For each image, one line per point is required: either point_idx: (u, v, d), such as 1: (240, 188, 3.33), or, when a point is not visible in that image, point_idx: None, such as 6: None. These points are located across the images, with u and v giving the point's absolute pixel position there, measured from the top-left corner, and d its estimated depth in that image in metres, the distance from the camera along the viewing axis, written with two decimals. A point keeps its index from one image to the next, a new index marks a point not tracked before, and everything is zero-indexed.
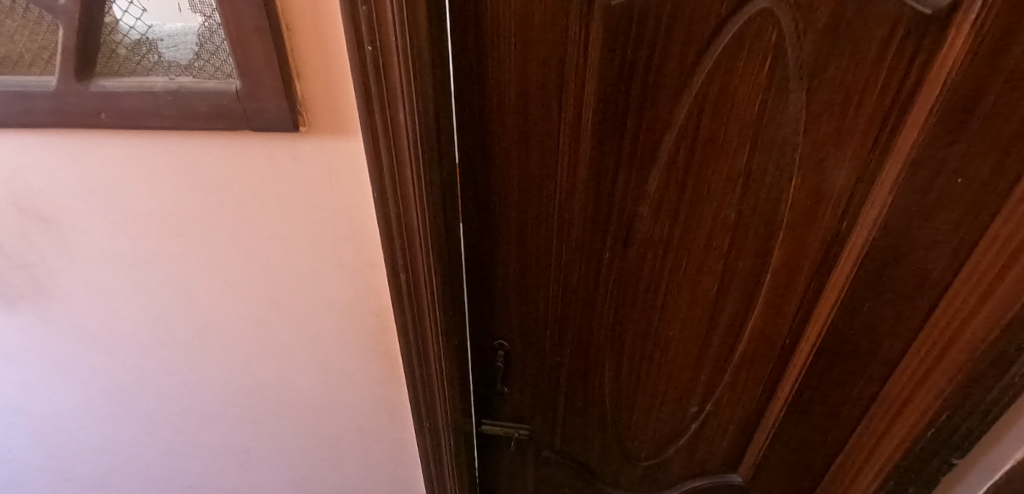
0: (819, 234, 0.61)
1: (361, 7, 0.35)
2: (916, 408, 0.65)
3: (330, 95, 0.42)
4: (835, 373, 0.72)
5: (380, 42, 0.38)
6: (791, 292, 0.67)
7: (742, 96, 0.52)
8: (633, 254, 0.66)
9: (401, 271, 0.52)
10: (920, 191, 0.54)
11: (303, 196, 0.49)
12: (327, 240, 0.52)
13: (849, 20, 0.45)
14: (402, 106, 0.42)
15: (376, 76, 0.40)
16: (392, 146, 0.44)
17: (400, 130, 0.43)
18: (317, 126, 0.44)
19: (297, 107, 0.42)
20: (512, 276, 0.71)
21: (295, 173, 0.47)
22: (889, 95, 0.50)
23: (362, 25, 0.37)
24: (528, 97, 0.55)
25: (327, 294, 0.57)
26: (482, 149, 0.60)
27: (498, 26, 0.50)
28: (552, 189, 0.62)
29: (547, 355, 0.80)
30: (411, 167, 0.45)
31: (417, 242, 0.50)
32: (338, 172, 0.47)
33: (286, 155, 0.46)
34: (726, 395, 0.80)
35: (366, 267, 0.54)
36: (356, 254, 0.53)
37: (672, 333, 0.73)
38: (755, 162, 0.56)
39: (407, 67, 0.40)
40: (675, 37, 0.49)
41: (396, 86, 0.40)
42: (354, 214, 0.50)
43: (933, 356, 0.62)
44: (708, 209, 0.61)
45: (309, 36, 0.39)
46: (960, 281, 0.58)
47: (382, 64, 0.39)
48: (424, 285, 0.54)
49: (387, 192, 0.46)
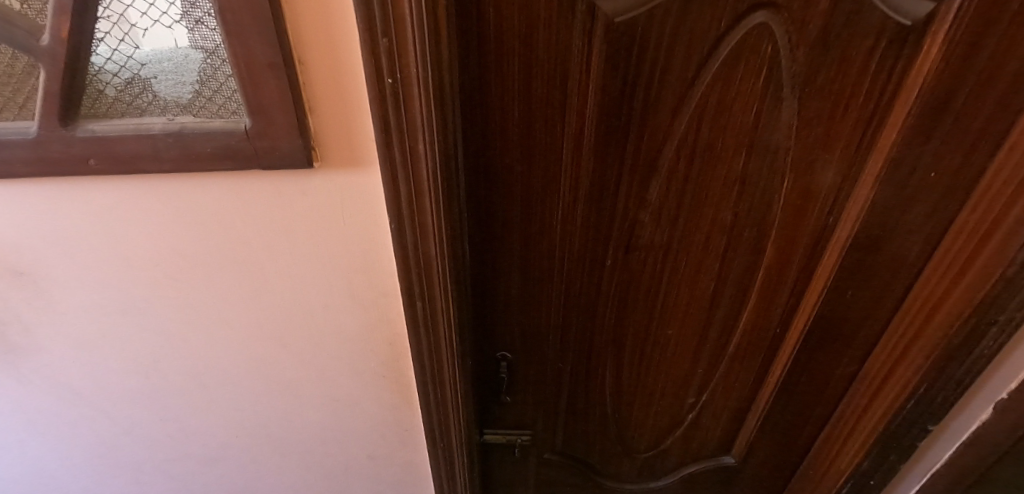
0: (809, 230, 0.64)
1: (381, 40, 0.35)
2: (897, 382, 0.71)
3: (345, 128, 0.41)
4: (821, 355, 0.77)
5: (401, 72, 0.37)
6: (782, 286, 0.70)
7: (739, 106, 0.54)
8: (634, 260, 0.67)
9: (417, 298, 0.51)
10: (899, 186, 0.59)
11: (314, 231, 0.47)
12: (338, 273, 0.50)
13: (837, 32, 0.48)
14: (422, 135, 0.41)
15: (396, 106, 0.39)
16: (411, 176, 0.43)
17: (420, 158, 0.42)
18: (330, 159, 0.42)
19: (310, 142, 0.40)
20: (515, 289, 0.71)
21: (304, 208, 0.45)
22: (873, 100, 0.53)
23: (382, 57, 0.36)
24: (531, 113, 0.55)
25: (338, 327, 0.55)
26: (483, 168, 0.59)
27: (501, 44, 0.50)
28: (552, 203, 0.62)
29: (550, 362, 0.80)
30: (429, 196, 0.44)
31: (435, 269, 0.49)
32: (350, 205, 0.45)
33: (295, 191, 0.44)
34: (721, 385, 0.83)
35: (379, 298, 0.52)
36: (369, 285, 0.51)
37: (671, 331, 0.76)
38: (750, 167, 0.59)
39: (426, 95, 0.39)
40: (676, 51, 0.50)
41: (416, 115, 0.40)
42: (367, 245, 0.48)
43: (911, 334, 0.68)
44: (707, 213, 0.63)
45: (322, 69, 0.38)
46: (932, 265, 0.64)
47: (402, 94, 0.38)
48: (441, 310, 0.53)
49: (404, 222, 0.45)
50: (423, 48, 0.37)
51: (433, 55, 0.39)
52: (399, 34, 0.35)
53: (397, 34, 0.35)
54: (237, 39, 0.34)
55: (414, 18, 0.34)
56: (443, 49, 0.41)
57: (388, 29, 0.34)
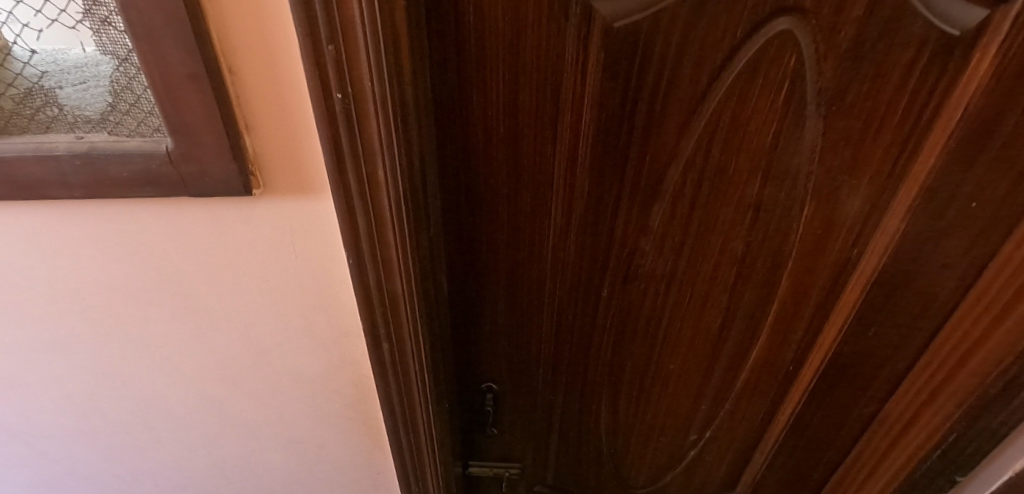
0: (829, 263, 0.58)
1: (327, 47, 0.29)
2: (922, 429, 0.63)
3: (291, 151, 0.35)
4: (837, 394, 0.70)
5: (353, 86, 0.31)
6: (797, 321, 0.64)
7: (755, 125, 0.47)
8: (634, 290, 0.61)
9: (383, 341, 0.45)
10: (933, 216, 0.52)
11: (263, 265, 0.41)
12: (293, 311, 0.44)
13: (872, 43, 0.41)
14: (383, 160, 0.35)
15: (348, 127, 0.33)
16: (371, 208, 0.37)
17: (380, 186, 0.36)
18: (275, 186, 0.36)
19: (249, 167, 0.34)
20: (502, 318, 0.65)
21: (250, 239, 0.39)
22: (910, 121, 0.46)
23: (328, 67, 0.30)
24: (518, 129, 0.48)
25: (296, 368, 0.49)
26: (465, 189, 0.53)
27: (484, 52, 0.43)
28: (542, 228, 0.56)
29: (541, 394, 0.74)
30: (393, 230, 0.38)
31: (402, 310, 0.43)
32: (302, 237, 0.39)
33: (237, 221, 0.38)
34: (725, 422, 0.77)
35: (341, 337, 0.46)
36: (329, 324, 0.45)
37: (673, 366, 0.69)
38: (766, 193, 0.52)
39: (385, 114, 0.33)
40: (685, 62, 0.44)
41: (374, 137, 0.33)
42: (324, 282, 0.42)
43: (939, 378, 0.60)
44: (715, 242, 0.56)
45: (260, 81, 0.31)
46: (968, 303, 0.57)
47: (356, 112, 0.32)
48: (411, 353, 0.47)
49: (364, 258, 0.39)
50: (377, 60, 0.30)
51: (392, 69, 0.32)
52: (347, 40, 0.29)
53: (344, 41, 0.29)
54: (148, 44, 0.28)
55: (367, 22, 0.28)
56: (409, 60, 0.34)
57: (333, 34, 0.28)
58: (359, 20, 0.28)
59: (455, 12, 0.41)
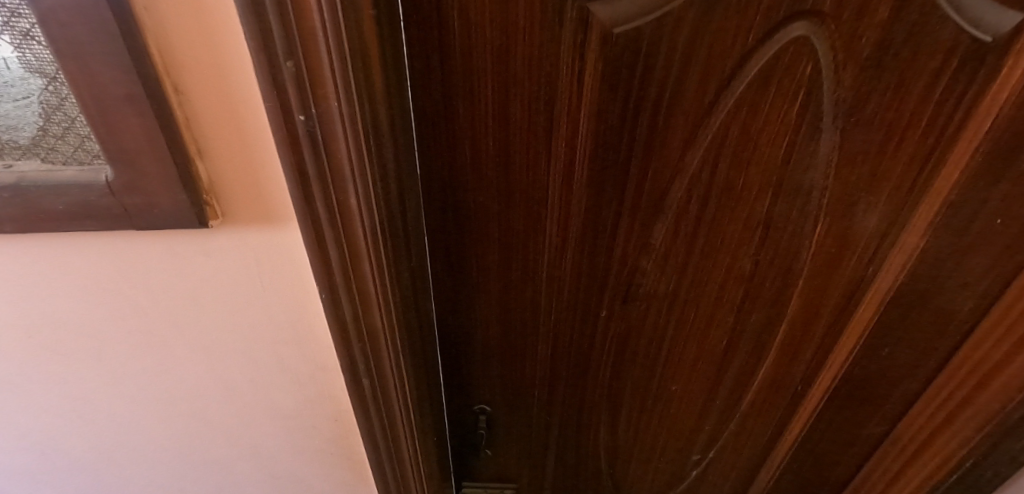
0: (842, 282, 0.54)
1: (286, 64, 0.24)
2: (937, 451, 0.60)
3: (251, 178, 0.31)
4: (847, 414, 0.67)
5: (318, 107, 0.26)
6: (807, 341, 0.60)
7: (766, 138, 0.44)
8: (635, 310, 0.57)
9: (363, 377, 0.41)
10: (955, 233, 0.48)
11: (227, 299, 0.37)
12: (263, 346, 0.40)
13: (896, 50, 0.38)
14: (355, 189, 0.30)
15: (314, 154, 0.28)
16: (343, 240, 0.32)
17: (353, 217, 0.31)
18: (236, 215, 0.32)
19: (204, 197, 0.31)
20: (495, 339, 0.61)
21: (210, 272, 0.35)
22: (933, 134, 0.43)
23: (289, 87, 0.25)
24: (509, 144, 0.44)
25: (270, 403, 0.45)
26: (453, 207, 0.49)
27: (471, 60, 0.39)
28: (535, 247, 0.52)
29: (537, 415, 0.71)
30: (370, 262, 0.34)
31: (382, 344, 0.39)
32: (268, 270, 0.35)
33: (195, 253, 0.34)
34: (730, 442, 0.74)
35: (317, 372, 0.43)
36: (304, 358, 0.42)
37: (675, 387, 0.66)
38: (777, 209, 0.48)
39: (357, 138, 0.28)
40: (690, 71, 0.40)
41: (345, 164, 0.29)
42: (295, 315, 0.38)
43: (958, 400, 0.57)
44: (721, 261, 0.53)
45: (211, 101, 0.27)
46: (988, 324, 0.53)
47: (322, 138, 0.27)
48: (394, 387, 0.43)
49: (338, 293, 0.35)
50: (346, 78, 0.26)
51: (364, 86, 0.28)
52: (309, 55, 0.24)
53: (305, 56, 0.24)
54: (75, 63, 0.23)
55: (331, 33, 0.23)
56: (381, 75, 0.30)
57: (291, 48, 0.23)
58: (321, 31, 0.23)
59: (438, 18, 0.37)
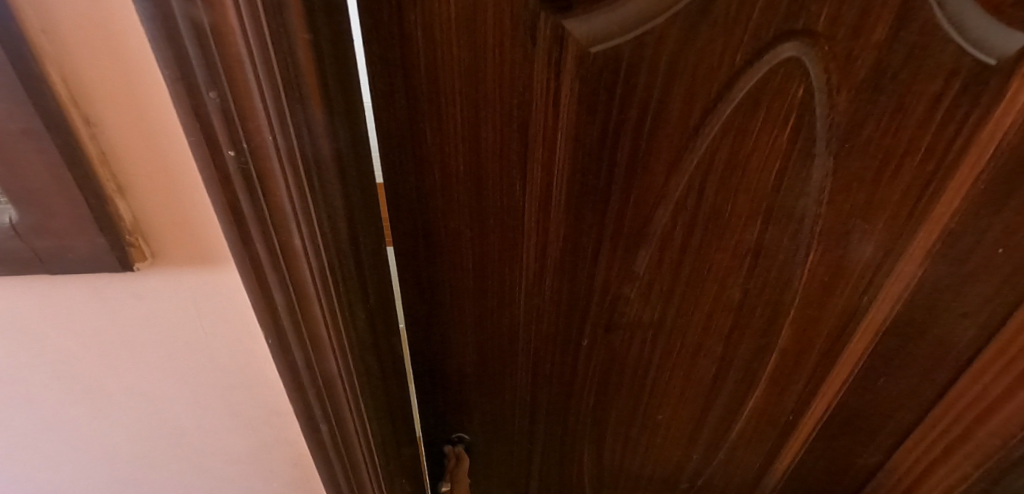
0: (836, 310, 0.51)
1: (210, 95, 0.20)
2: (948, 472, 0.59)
3: (181, 218, 0.27)
4: (843, 443, 0.66)
5: (250, 141, 0.22)
6: (799, 370, 0.58)
7: (755, 163, 0.40)
8: (618, 339, 0.55)
9: (321, 423, 0.38)
10: (954, 261, 0.46)
11: (165, 342, 0.34)
12: (209, 391, 0.37)
13: (894, 72, 0.35)
14: (299, 230, 0.27)
15: (250, 193, 0.24)
16: (288, 286, 0.29)
17: (296, 260, 0.28)
18: (168, 256, 0.29)
19: (127, 237, 0.27)
20: (471, 368, 0.58)
21: (145, 316, 0.32)
22: (933, 161, 0.40)
23: (215, 121, 0.21)
24: (481, 168, 0.41)
25: (220, 447, 0.42)
26: (423, 233, 0.46)
27: (436, 79, 0.36)
28: (512, 276, 0.49)
29: (519, 442, 0.69)
30: (320, 306, 0.31)
31: (340, 390, 0.36)
32: (209, 311, 0.32)
33: (125, 295, 0.31)
34: (719, 472, 0.73)
35: (271, 416, 0.40)
36: (255, 403, 0.38)
37: (661, 415, 0.64)
38: (766, 237, 0.45)
39: (297, 175, 0.25)
40: (674, 93, 0.37)
41: (286, 203, 0.25)
42: (243, 358, 0.35)
43: (953, 436, 0.58)
44: (708, 290, 0.50)
45: (128, 135, 0.24)
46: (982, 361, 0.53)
47: (258, 175, 0.23)
48: (354, 431, 0.40)
49: (287, 341, 0.32)
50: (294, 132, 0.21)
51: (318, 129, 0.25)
52: (235, 84, 0.20)
53: (233, 87, 0.20)
54: None
55: (258, 58, 0.20)
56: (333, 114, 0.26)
57: (215, 78, 0.19)
58: (249, 59, 0.19)
59: (399, 35, 0.34)
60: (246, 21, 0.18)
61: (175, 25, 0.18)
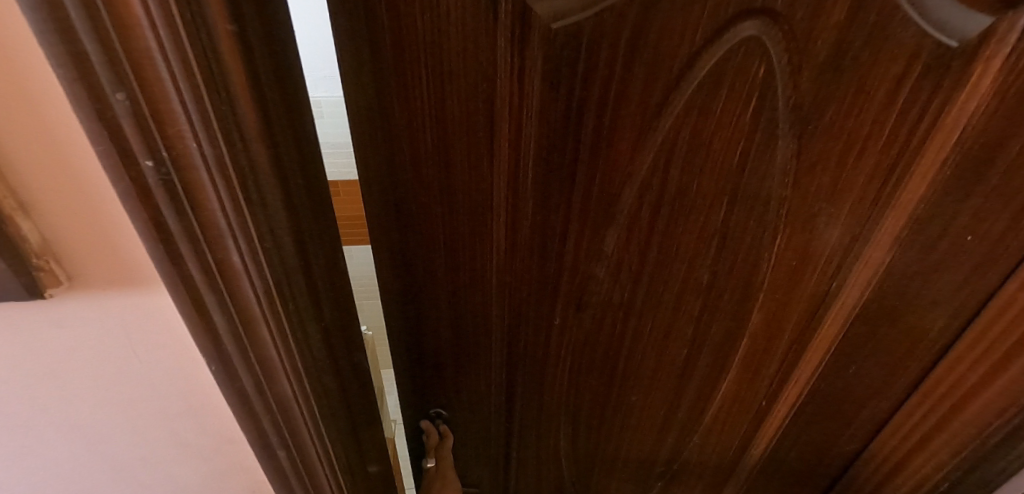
0: (805, 295, 0.52)
1: (117, 97, 0.16)
2: (928, 459, 0.60)
3: (98, 237, 0.21)
4: (815, 432, 0.69)
5: (172, 150, 0.18)
6: (769, 355, 0.59)
7: (720, 143, 0.41)
8: (589, 318, 0.56)
9: (278, 450, 0.34)
10: (923, 249, 0.47)
11: (93, 373, 0.28)
12: (151, 425, 0.32)
13: (855, 53, 0.35)
14: (238, 247, 0.23)
15: (177, 208, 0.20)
16: (231, 311, 0.25)
17: (235, 281, 0.24)
18: (90, 280, 0.23)
19: (35, 262, 0.21)
20: (446, 345, 0.60)
21: (69, 345, 0.26)
22: (897, 144, 0.40)
23: (126, 127, 0.17)
24: (449, 145, 0.42)
25: (168, 478, 0.37)
26: (395, 208, 0.46)
27: (400, 50, 0.36)
28: (484, 254, 0.50)
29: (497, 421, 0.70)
30: (269, 328, 0.28)
31: (297, 414, 0.34)
32: (142, 341, 0.27)
33: (41, 324, 0.25)
34: (694, 457, 0.76)
35: (225, 444, 0.35)
36: (205, 433, 0.33)
37: (635, 397, 0.66)
38: (733, 219, 0.46)
39: (231, 186, 0.21)
40: (635, 70, 0.37)
41: (219, 218, 0.21)
42: (189, 387, 0.30)
43: (930, 424, 0.59)
44: (677, 270, 0.50)
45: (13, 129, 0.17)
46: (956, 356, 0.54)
47: (184, 186, 0.20)
48: (314, 451, 0.38)
49: (235, 374, 0.28)
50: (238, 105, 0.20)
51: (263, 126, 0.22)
52: (148, 83, 0.16)
53: (144, 86, 0.16)
54: None
55: (169, 49, 0.16)
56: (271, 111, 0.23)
57: (121, 75, 0.15)
58: (162, 55, 0.16)
59: (364, 8, 0.34)
60: (155, 11, 0.15)
61: (67, 16, 0.13)
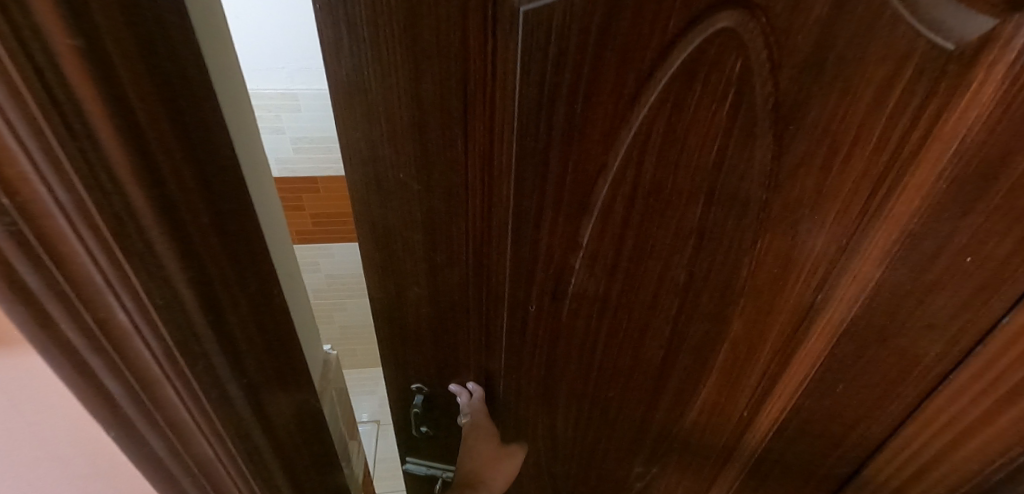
0: (787, 305, 0.50)
1: None
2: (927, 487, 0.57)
3: None
4: (799, 451, 0.66)
5: (19, 203, 0.19)
6: (750, 364, 0.57)
7: (695, 139, 0.40)
8: (564, 309, 0.56)
9: (185, 480, 0.36)
10: (916, 267, 0.44)
11: None
12: (48, 476, 0.34)
13: (840, 51, 0.33)
14: (122, 303, 0.25)
15: (32, 261, 0.21)
16: (120, 365, 0.27)
17: (122, 331, 0.26)
18: None
19: None
20: (426, 321, 0.61)
21: None
22: (886, 152, 0.38)
23: None
24: (423, 123, 0.42)
25: None
26: (375, 184, 0.47)
27: (373, 27, 0.36)
28: (461, 236, 0.50)
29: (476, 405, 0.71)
30: (161, 370, 0.29)
31: (205, 448, 0.35)
32: (21, 398, 0.29)
33: None
34: (673, 461, 0.75)
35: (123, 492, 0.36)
36: (102, 483, 0.35)
37: (612, 393, 0.65)
38: (710, 218, 0.44)
39: (99, 228, 0.22)
40: (607, 58, 0.36)
41: (96, 278, 0.23)
42: (77, 441, 0.32)
43: (929, 454, 0.56)
44: (652, 268, 0.49)
45: None
46: (958, 388, 0.51)
47: (37, 239, 0.20)
48: (230, 481, 0.39)
49: (126, 419, 0.30)
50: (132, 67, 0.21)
51: (159, 101, 0.23)
52: None
53: None
54: None
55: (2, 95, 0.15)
56: (158, 100, 0.23)
57: None
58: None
59: None
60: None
61: None
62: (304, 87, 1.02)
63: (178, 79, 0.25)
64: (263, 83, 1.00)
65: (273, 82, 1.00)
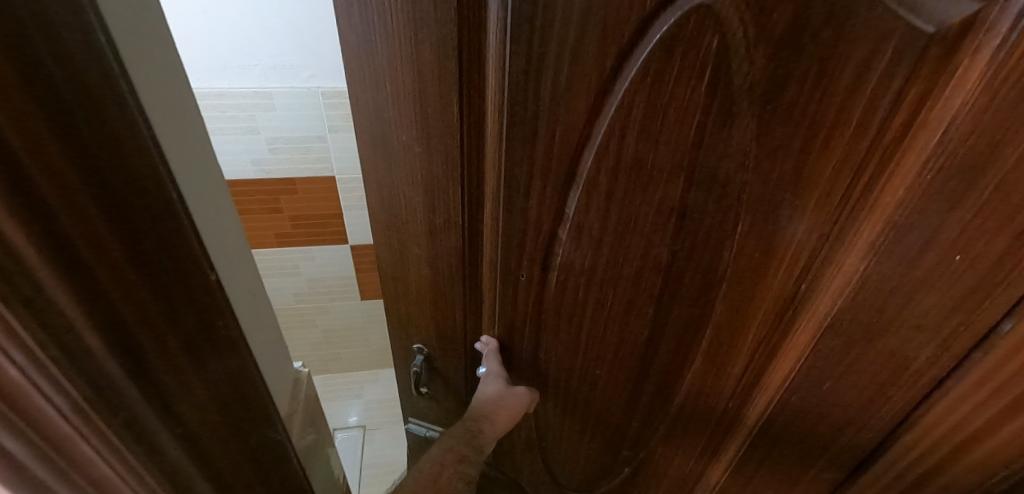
0: (770, 293, 0.50)
1: None
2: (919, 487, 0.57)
3: None
4: (788, 454, 0.65)
5: None
6: (734, 351, 0.57)
7: (674, 116, 0.41)
8: (553, 280, 0.58)
9: None
10: (902, 262, 0.43)
11: None
12: None
13: (815, 30, 0.34)
14: (49, 395, 0.24)
15: None
16: (22, 430, 0.24)
17: (52, 424, 0.25)
18: None
19: None
20: (425, 282, 0.66)
21: None
22: (867, 136, 0.38)
23: None
24: (423, 88, 0.46)
25: None
26: (382, 144, 0.52)
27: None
28: (457, 200, 0.54)
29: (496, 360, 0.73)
30: (70, 423, 0.26)
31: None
32: None
33: None
34: (660, 448, 0.76)
35: None
36: None
37: (599, 371, 0.67)
38: (691, 196, 0.46)
39: None
40: (589, 31, 0.38)
41: (9, 369, 0.22)
42: None
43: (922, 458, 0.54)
44: (635, 245, 0.51)
45: None
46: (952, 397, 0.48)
47: None
48: None
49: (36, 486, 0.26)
50: (35, 67, 0.22)
51: (47, 111, 0.22)
52: None
53: None
54: None
55: None
56: (47, 120, 0.23)
57: None
58: None
59: None
60: None
61: None
62: (278, 85, 1.11)
63: (82, 89, 0.24)
64: (241, 82, 1.09)
65: (251, 82, 1.09)
